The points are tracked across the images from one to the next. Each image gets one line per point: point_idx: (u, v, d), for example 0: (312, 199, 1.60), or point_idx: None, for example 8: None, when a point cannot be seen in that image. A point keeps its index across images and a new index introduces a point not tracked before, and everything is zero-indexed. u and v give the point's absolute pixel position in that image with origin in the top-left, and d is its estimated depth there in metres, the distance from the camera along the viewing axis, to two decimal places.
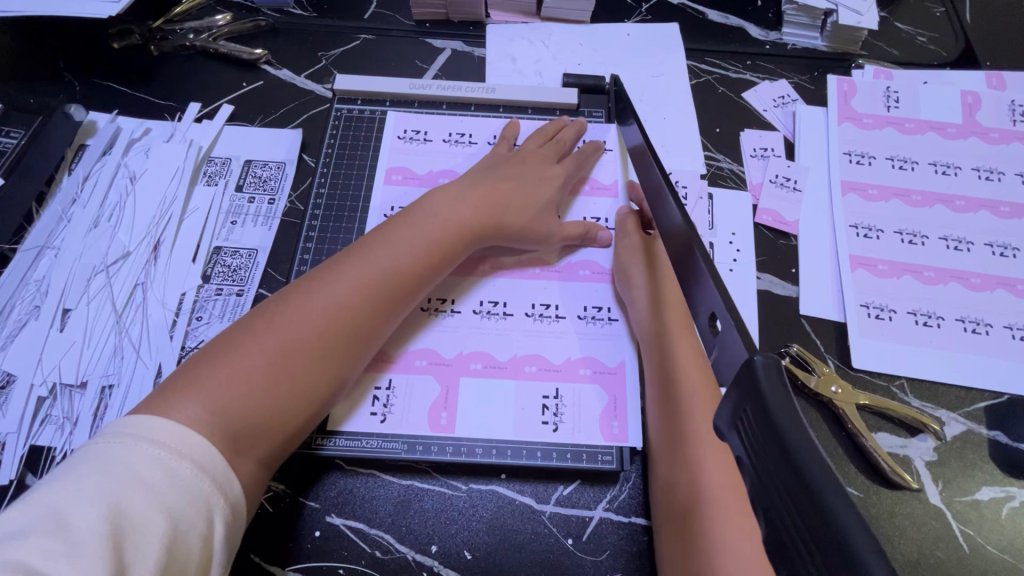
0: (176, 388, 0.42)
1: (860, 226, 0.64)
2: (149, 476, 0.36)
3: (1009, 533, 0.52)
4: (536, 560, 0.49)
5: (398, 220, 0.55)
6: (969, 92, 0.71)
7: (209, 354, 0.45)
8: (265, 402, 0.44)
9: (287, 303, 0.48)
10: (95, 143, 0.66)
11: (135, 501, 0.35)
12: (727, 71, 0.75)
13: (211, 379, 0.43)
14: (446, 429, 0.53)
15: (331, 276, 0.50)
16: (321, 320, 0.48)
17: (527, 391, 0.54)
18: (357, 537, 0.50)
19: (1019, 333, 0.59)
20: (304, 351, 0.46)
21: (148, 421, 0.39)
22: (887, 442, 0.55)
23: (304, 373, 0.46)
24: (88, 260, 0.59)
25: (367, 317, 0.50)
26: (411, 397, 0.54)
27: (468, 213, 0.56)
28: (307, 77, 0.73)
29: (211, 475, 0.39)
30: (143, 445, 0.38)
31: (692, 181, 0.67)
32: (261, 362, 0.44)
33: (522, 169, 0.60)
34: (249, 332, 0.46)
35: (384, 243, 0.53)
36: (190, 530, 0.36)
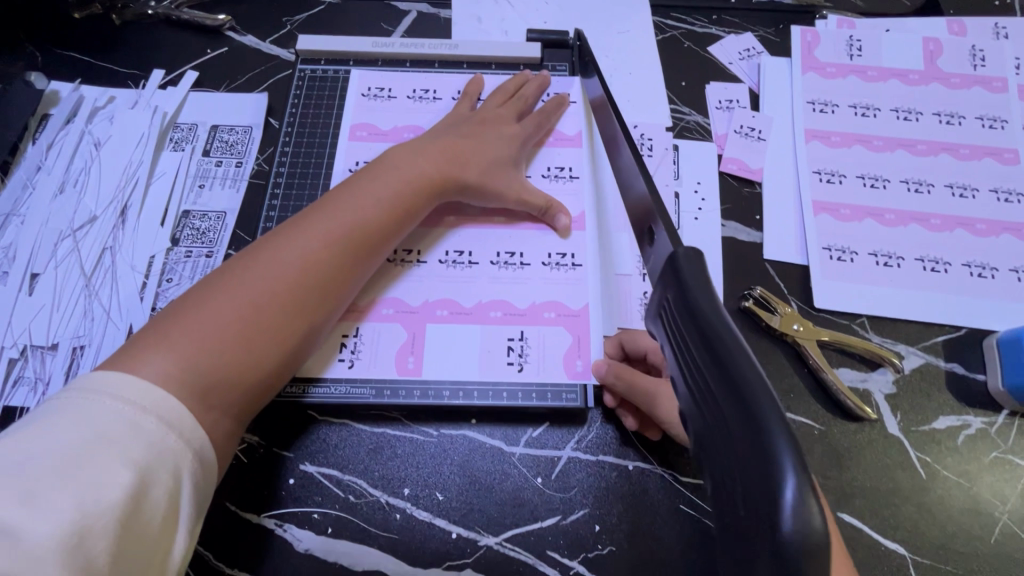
0: (144, 344, 0.41)
1: (824, 172, 0.65)
2: (112, 431, 0.36)
3: (965, 459, 0.53)
4: (506, 498, 0.51)
5: (361, 175, 0.55)
6: (930, 38, 0.72)
7: (174, 312, 0.44)
8: (238, 356, 0.43)
9: (252, 259, 0.47)
10: (58, 112, 0.66)
11: (95, 456, 0.34)
12: (693, 26, 0.75)
13: (177, 336, 0.42)
14: (414, 373, 0.53)
15: (297, 230, 0.49)
16: (293, 273, 0.47)
17: (494, 336, 0.55)
18: (331, 484, 0.51)
19: (976, 270, 0.60)
20: (277, 303, 0.46)
21: (111, 377, 0.38)
22: (848, 377, 0.56)
23: (277, 328, 0.46)
24: (55, 226, 0.59)
25: (336, 270, 0.49)
26: (378, 344, 0.54)
27: (429, 167, 0.56)
28: (272, 42, 0.73)
29: (177, 431, 0.38)
30: (105, 402, 0.37)
31: (658, 133, 0.67)
32: (231, 317, 0.44)
33: (484, 125, 0.61)
34: (216, 289, 0.45)
35: (349, 197, 0.52)
36: (157, 486, 0.36)
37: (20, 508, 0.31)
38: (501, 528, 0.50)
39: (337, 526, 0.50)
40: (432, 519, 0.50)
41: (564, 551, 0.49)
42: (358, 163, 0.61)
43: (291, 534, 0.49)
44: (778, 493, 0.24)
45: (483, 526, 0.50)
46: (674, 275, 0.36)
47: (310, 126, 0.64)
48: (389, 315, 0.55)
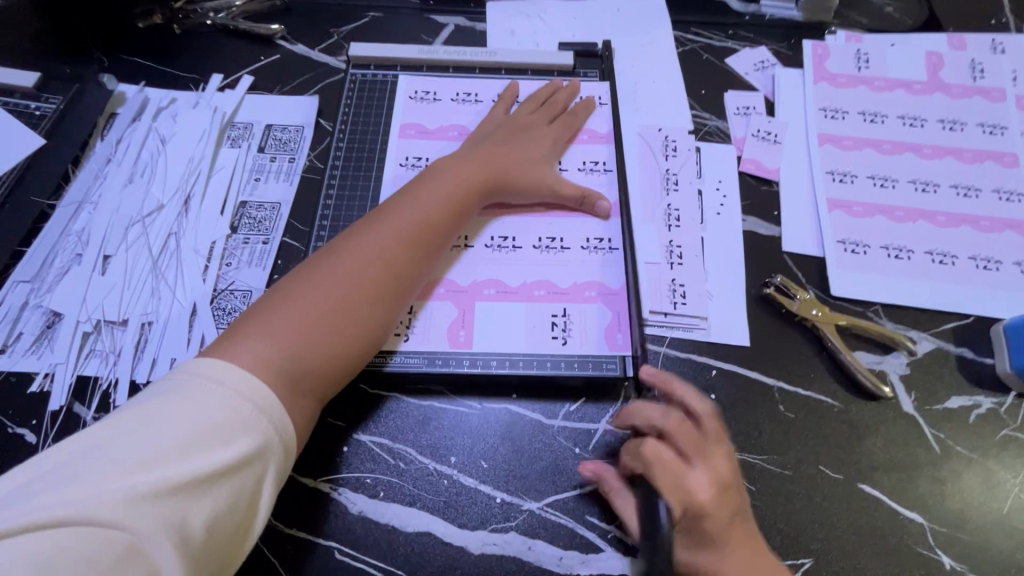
0: (242, 334, 0.46)
1: (836, 173, 0.70)
2: (214, 409, 0.39)
3: (976, 435, 0.57)
4: (547, 467, 0.54)
5: (419, 180, 0.59)
6: (933, 53, 0.77)
7: (264, 304, 0.48)
8: (323, 345, 0.48)
9: (330, 257, 0.52)
10: (125, 111, 0.71)
11: (201, 433, 0.38)
12: (711, 39, 0.81)
13: (271, 325, 0.46)
14: (465, 345, 0.57)
15: (366, 230, 0.54)
16: (368, 269, 0.51)
17: (538, 312, 0.59)
18: (381, 451, 0.54)
19: (982, 263, 0.64)
20: (357, 296, 0.50)
21: (211, 361, 0.42)
22: (865, 359, 0.60)
23: (357, 318, 0.50)
24: (124, 213, 0.64)
25: (405, 265, 0.53)
26: (431, 320, 0.58)
27: (478, 172, 0.60)
28: (321, 51, 0.78)
29: (268, 415, 0.42)
30: (209, 382, 0.41)
31: (681, 135, 0.72)
32: (317, 309, 0.48)
33: (522, 132, 0.65)
34: (300, 283, 0.50)
35: (411, 200, 0.57)
36: (249, 466, 0.39)
37: (139, 471, 0.36)
38: (543, 495, 0.53)
39: (388, 490, 0.53)
40: (478, 485, 0.53)
41: (602, 517, 0.52)
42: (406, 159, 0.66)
43: (345, 497, 0.53)
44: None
45: (525, 492, 0.53)
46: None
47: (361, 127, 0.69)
48: (443, 291, 0.60)
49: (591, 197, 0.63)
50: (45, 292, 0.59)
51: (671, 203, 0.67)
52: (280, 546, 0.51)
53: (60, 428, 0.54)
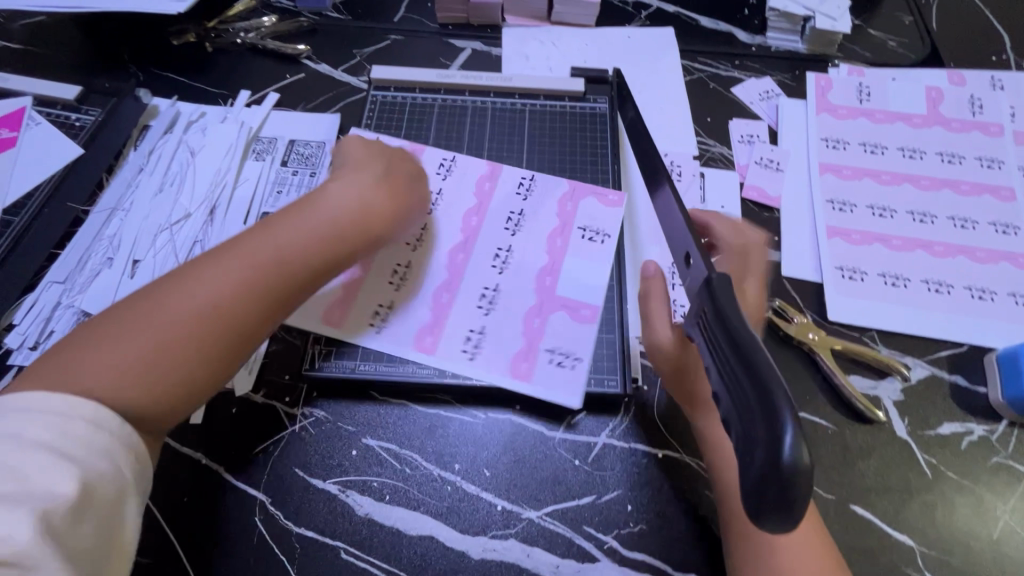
0: (53, 376, 0.42)
1: (836, 201, 0.72)
2: (48, 436, 0.39)
3: (968, 461, 0.58)
4: (547, 477, 0.56)
5: (289, 210, 0.54)
6: (933, 88, 0.80)
7: (84, 337, 0.45)
8: (146, 389, 0.44)
9: (147, 300, 0.46)
10: (158, 124, 0.75)
11: (37, 458, 0.38)
12: (717, 69, 0.84)
13: (75, 368, 0.43)
14: (522, 377, 0.59)
15: (229, 258, 0.49)
16: (180, 314, 0.46)
17: (553, 336, 0.61)
18: (388, 456, 0.57)
19: (977, 293, 0.66)
20: (174, 344, 0.45)
21: (52, 396, 0.41)
22: (860, 384, 0.61)
23: (180, 363, 0.45)
24: (154, 220, 0.67)
25: (243, 311, 0.48)
26: (500, 337, 0.61)
27: (349, 209, 0.55)
28: (344, 71, 0.82)
29: (110, 432, 0.42)
30: (45, 414, 0.40)
31: (686, 161, 0.75)
32: (127, 349, 0.44)
33: (390, 177, 0.61)
34: (125, 318, 0.45)
35: (272, 237, 0.51)
36: (100, 481, 0.40)
37: (1, 508, 0.36)
38: (542, 504, 0.55)
39: (394, 494, 0.55)
40: (479, 493, 0.55)
41: (599, 528, 0.54)
42: (435, 168, 0.71)
43: (352, 499, 0.55)
44: (780, 450, 0.28)
45: (525, 501, 0.55)
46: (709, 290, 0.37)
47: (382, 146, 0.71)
48: (512, 326, 0.61)
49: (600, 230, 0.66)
50: (77, 293, 0.63)
51: None
52: (289, 544, 0.53)
53: None
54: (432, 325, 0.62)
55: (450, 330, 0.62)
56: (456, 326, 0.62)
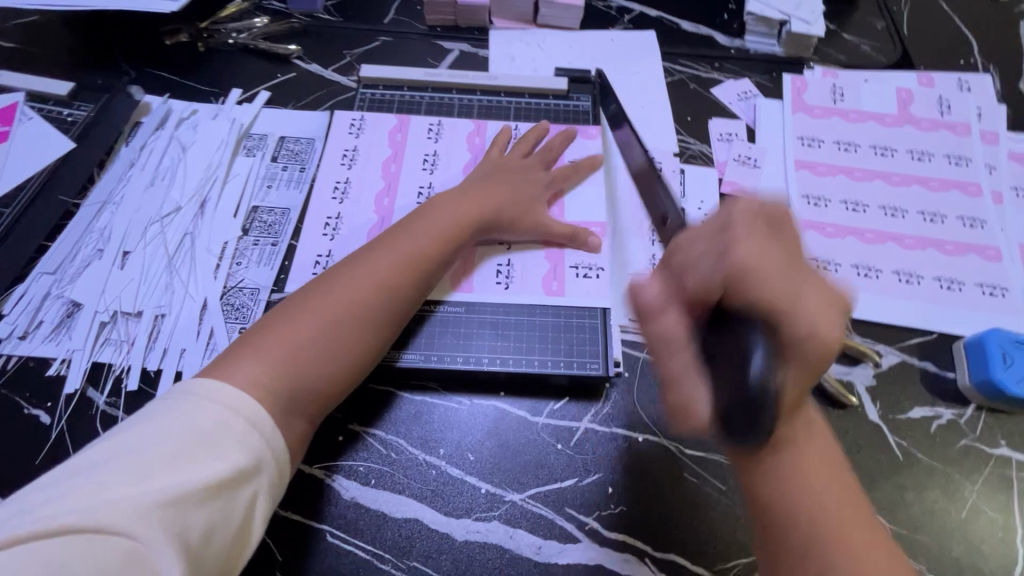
0: (232, 358, 0.50)
1: (811, 196, 0.75)
2: (207, 426, 0.43)
3: (938, 444, 0.60)
4: (530, 460, 0.57)
5: (418, 215, 0.63)
6: (903, 88, 0.83)
7: (253, 332, 0.52)
8: (311, 372, 0.51)
9: (314, 294, 0.55)
10: (150, 120, 0.76)
11: (190, 446, 0.42)
12: (697, 71, 0.87)
13: (254, 353, 0.50)
14: (558, 292, 0.65)
15: (369, 261, 0.58)
16: (343, 302, 0.54)
17: (573, 257, 0.67)
18: (375, 442, 0.58)
19: (946, 283, 0.69)
20: (338, 327, 0.53)
21: (212, 384, 0.46)
22: (834, 370, 0.63)
23: (342, 350, 0.53)
24: (144, 212, 0.68)
25: (393, 301, 0.56)
26: (527, 270, 0.66)
27: (476, 205, 0.64)
28: (334, 71, 0.84)
29: (259, 431, 0.45)
30: (203, 402, 0.45)
31: (666, 158, 0.77)
32: (301, 339, 0.52)
33: (516, 172, 0.69)
34: (291, 314, 0.53)
35: (407, 234, 0.60)
36: (236, 479, 0.43)
37: (139, 485, 0.39)
38: (525, 487, 0.56)
39: (380, 478, 0.56)
40: (464, 476, 0.56)
41: (580, 509, 0.55)
42: (426, 134, 0.74)
43: (339, 483, 0.56)
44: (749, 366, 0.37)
45: (509, 484, 0.56)
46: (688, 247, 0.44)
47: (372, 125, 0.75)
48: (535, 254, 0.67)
49: (581, 233, 0.67)
50: (66, 283, 0.63)
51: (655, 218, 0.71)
52: (275, 529, 0.53)
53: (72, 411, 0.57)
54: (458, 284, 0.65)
55: (483, 288, 0.65)
56: (482, 260, 0.66)
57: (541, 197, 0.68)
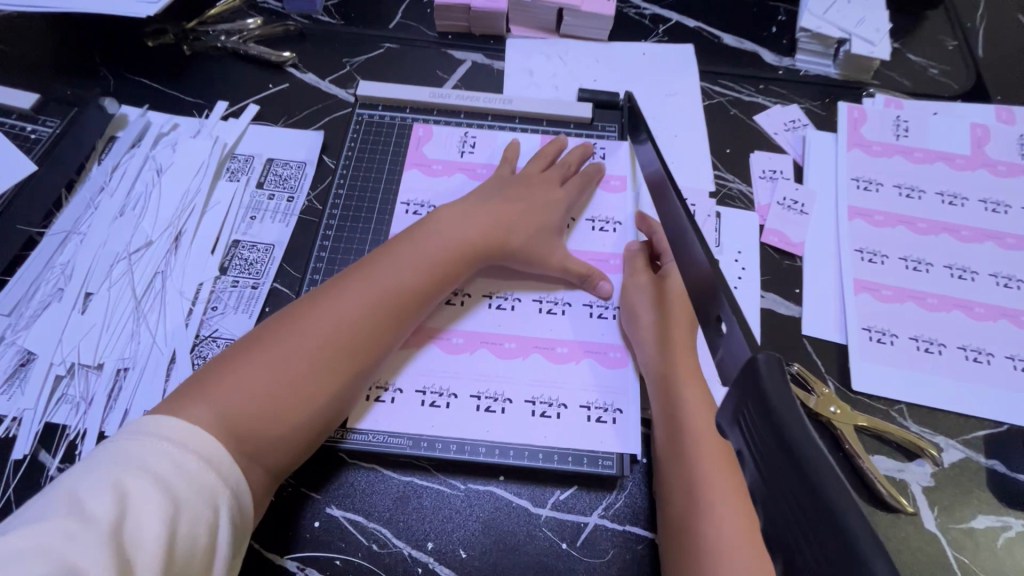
0: (190, 392, 0.44)
1: (866, 251, 0.65)
2: (159, 468, 0.38)
3: (1005, 562, 0.52)
4: (530, 561, 0.50)
5: (409, 236, 0.56)
6: (978, 125, 0.72)
7: (210, 368, 0.46)
8: (276, 408, 0.45)
9: (292, 321, 0.49)
10: (125, 136, 0.68)
11: (138, 489, 0.37)
12: (740, 94, 0.77)
13: (214, 387, 0.44)
14: (569, 356, 0.57)
15: (352, 285, 0.52)
16: (324, 330, 0.49)
17: (581, 317, 0.59)
18: (354, 530, 0.51)
19: (1021, 364, 0.59)
20: (312, 362, 0.47)
21: (168, 422, 0.41)
22: (884, 466, 0.55)
23: (312, 395, 0.47)
24: (112, 247, 0.61)
25: (371, 340, 0.50)
26: (531, 321, 0.59)
27: (478, 231, 0.57)
28: (331, 82, 0.75)
29: (216, 469, 0.40)
30: (153, 440, 0.40)
31: (700, 199, 0.68)
32: (263, 380, 0.46)
33: (529, 192, 0.62)
34: (256, 349, 0.47)
35: (399, 257, 0.54)
36: (191, 524, 0.37)
37: (82, 543, 0.34)
38: None
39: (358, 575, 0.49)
40: None
41: None
42: (458, 144, 0.68)
43: None
44: None
45: None
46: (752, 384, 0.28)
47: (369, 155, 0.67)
48: (615, 283, 0.61)
49: (595, 275, 0.59)
50: (22, 328, 0.57)
51: None
52: None
53: (18, 481, 0.51)
54: (540, 342, 0.57)
55: (537, 331, 0.58)
56: (537, 287, 0.60)
57: (560, 227, 0.61)
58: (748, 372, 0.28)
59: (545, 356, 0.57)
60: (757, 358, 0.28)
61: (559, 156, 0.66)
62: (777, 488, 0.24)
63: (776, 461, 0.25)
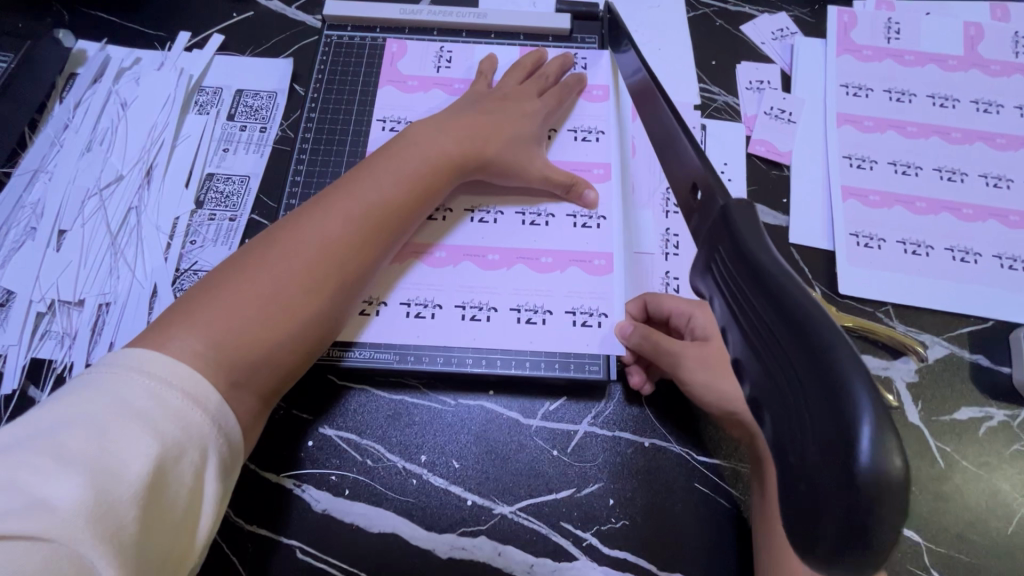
0: (171, 324, 0.42)
1: (854, 157, 0.64)
2: (137, 404, 0.36)
3: (986, 449, 0.53)
4: (522, 469, 0.51)
5: (382, 154, 0.54)
6: (972, 23, 0.70)
7: (194, 295, 0.44)
8: (267, 334, 0.44)
9: (271, 247, 0.47)
10: (85, 72, 0.66)
11: (115, 426, 0.35)
12: (726, 4, 0.73)
13: (198, 317, 0.42)
14: (553, 268, 0.56)
15: (329, 207, 0.50)
16: (306, 254, 0.47)
17: (562, 228, 0.58)
18: (348, 447, 0.52)
19: (1008, 262, 0.59)
20: (297, 286, 0.46)
21: (148, 355, 0.39)
22: (869, 364, 0.55)
23: (306, 312, 0.46)
24: (82, 184, 0.60)
25: (360, 255, 0.50)
26: (513, 234, 0.58)
27: (455, 145, 0.56)
28: (298, 8, 0.72)
29: (202, 407, 0.38)
30: (132, 376, 0.37)
31: (685, 111, 0.66)
32: (253, 301, 0.44)
33: (505, 106, 0.59)
34: (237, 277, 0.45)
35: (375, 176, 0.52)
36: (176, 463, 0.35)
37: (57, 478, 0.32)
38: (517, 498, 0.50)
39: (355, 488, 0.50)
40: (448, 486, 0.50)
41: (578, 523, 0.49)
42: (434, 60, 0.65)
43: (309, 495, 0.50)
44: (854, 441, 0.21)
45: (498, 495, 0.50)
46: (728, 230, 0.29)
47: (341, 80, 0.64)
48: (601, 191, 0.59)
49: (578, 184, 0.58)
50: None
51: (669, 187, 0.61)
52: (239, 544, 0.48)
53: (9, 415, 0.51)
54: (524, 252, 0.57)
55: (517, 241, 0.57)
56: (519, 201, 0.59)
57: (539, 138, 0.60)
58: (720, 219, 0.30)
59: (531, 267, 0.56)
60: (728, 205, 0.30)
61: (538, 67, 0.64)
62: (752, 317, 0.25)
63: (761, 307, 0.25)
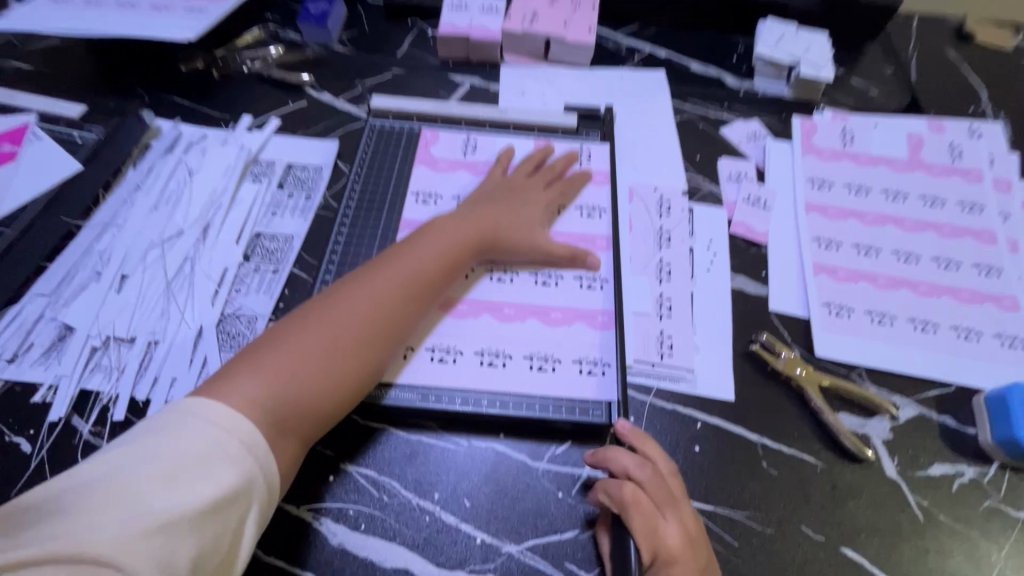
0: (238, 370, 0.49)
1: (822, 239, 0.73)
2: (196, 449, 0.42)
3: (960, 504, 0.57)
4: (529, 510, 0.54)
5: (422, 232, 0.63)
6: (914, 134, 0.83)
7: (257, 346, 0.52)
8: (314, 383, 0.50)
9: (323, 307, 0.55)
10: (158, 144, 0.76)
11: (177, 468, 0.41)
12: (707, 110, 0.87)
13: (261, 365, 0.49)
14: (561, 322, 0.63)
15: (374, 275, 0.58)
16: (352, 315, 0.54)
17: (570, 289, 0.65)
18: (367, 483, 0.55)
19: (963, 333, 0.66)
20: (343, 342, 0.53)
21: (211, 404, 0.45)
22: (849, 422, 0.61)
23: (348, 362, 0.52)
24: (146, 236, 0.68)
25: (397, 316, 0.56)
26: (525, 293, 0.65)
27: (477, 224, 0.65)
28: (345, 99, 0.84)
29: (252, 454, 0.44)
30: (194, 422, 0.43)
31: (674, 195, 0.76)
32: (303, 353, 0.51)
33: (519, 192, 0.70)
34: (294, 332, 0.52)
35: (414, 251, 0.60)
36: (226, 503, 0.41)
37: (125, 512, 0.38)
38: (523, 538, 0.53)
39: (370, 523, 0.53)
40: (459, 524, 0.53)
41: (581, 564, 0.52)
42: (461, 146, 0.76)
43: (327, 528, 0.53)
44: None
45: (505, 534, 0.53)
46: None
47: (380, 158, 0.75)
48: (603, 259, 0.68)
49: (580, 254, 0.66)
50: (60, 306, 0.62)
51: (662, 258, 0.70)
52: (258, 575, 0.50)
53: (53, 440, 0.55)
54: (536, 308, 0.64)
55: (529, 299, 0.65)
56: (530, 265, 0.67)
57: (548, 213, 0.69)
58: None
59: (541, 321, 0.63)
60: None
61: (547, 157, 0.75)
62: None
63: None
